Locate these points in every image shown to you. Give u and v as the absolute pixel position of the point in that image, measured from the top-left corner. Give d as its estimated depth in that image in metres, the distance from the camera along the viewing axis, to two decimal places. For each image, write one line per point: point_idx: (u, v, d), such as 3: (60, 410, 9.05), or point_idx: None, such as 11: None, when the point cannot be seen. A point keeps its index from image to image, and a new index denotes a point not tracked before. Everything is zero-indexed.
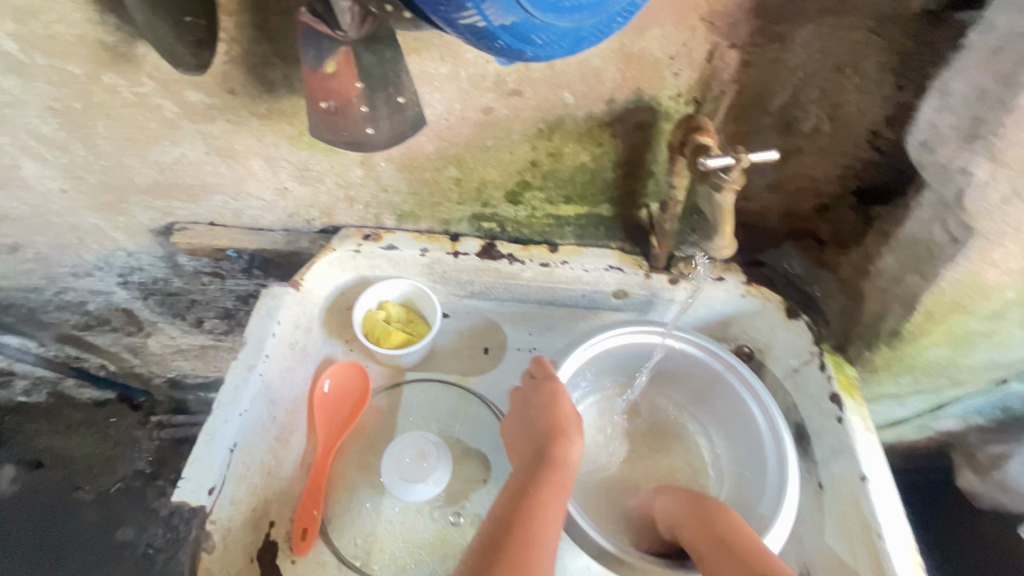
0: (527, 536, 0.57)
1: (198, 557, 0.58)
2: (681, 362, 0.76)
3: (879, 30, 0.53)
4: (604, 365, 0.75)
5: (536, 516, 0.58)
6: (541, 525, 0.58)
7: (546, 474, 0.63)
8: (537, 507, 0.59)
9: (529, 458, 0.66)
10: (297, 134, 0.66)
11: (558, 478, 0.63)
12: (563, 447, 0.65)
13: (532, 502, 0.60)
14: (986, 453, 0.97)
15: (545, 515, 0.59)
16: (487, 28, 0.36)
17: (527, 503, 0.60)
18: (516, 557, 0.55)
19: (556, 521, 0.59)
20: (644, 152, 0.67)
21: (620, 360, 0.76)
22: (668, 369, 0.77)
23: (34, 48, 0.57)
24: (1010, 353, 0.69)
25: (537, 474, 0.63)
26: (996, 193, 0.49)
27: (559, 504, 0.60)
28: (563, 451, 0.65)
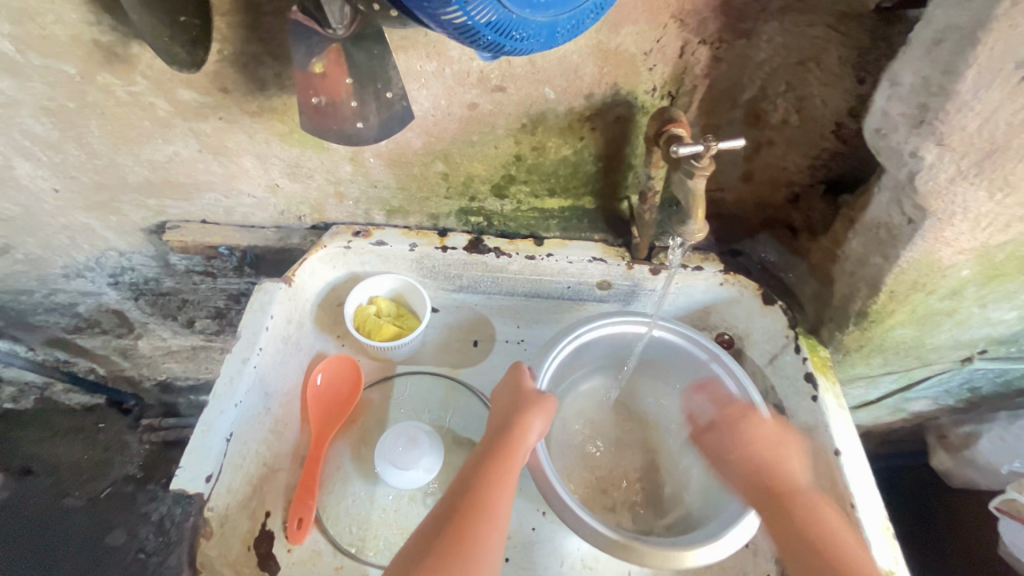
0: (470, 510, 0.59)
1: (197, 541, 0.59)
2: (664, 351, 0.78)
3: (837, 26, 0.57)
4: (589, 353, 0.77)
5: (484, 496, 0.59)
6: (485, 500, 0.60)
7: (503, 453, 0.63)
8: (485, 487, 0.60)
9: (491, 437, 0.66)
10: (288, 131, 0.68)
11: (514, 457, 0.63)
12: (523, 425, 0.64)
13: (483, 483, 0.61)
14: (957, 433, 1.02)
15: (495, 493, 0.60)
16: (471, 25, 0.39)
17: (477, 484, 0.61)
18: (456, 528, 0.57)
19: (501, 500, 0.60)
20: (623, 145, 0.70)
21: (604, 348, 0.78)
22: (651, 358, 0.80)
23: (28, 48, 0.59)
24: (971, 331, 0.73)
25: (494, 454, 0.63)
26: (944, 174, 0.52)
27: (506, 485, 0.61)
28: (523, 428, 0.64)
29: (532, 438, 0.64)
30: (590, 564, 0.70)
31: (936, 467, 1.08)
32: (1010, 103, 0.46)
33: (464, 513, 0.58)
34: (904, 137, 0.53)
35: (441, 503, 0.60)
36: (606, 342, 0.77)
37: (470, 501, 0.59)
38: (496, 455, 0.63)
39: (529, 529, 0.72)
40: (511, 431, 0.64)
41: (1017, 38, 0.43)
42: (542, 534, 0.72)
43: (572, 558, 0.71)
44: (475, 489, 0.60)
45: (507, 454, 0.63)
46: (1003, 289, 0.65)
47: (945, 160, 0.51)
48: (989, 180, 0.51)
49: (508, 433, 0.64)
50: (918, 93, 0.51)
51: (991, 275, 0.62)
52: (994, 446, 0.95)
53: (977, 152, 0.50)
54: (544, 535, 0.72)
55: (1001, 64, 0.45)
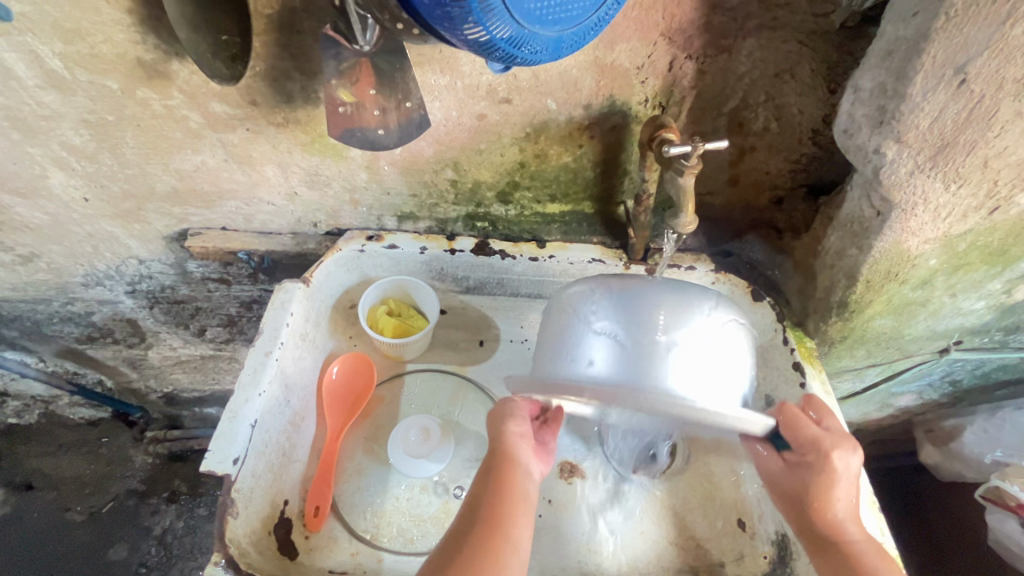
0: (492, 538, 0.59)
1: (225, 520, 0.63)
2: (632, 351, 0.61)
3: (807, 42, 0.63)
4: (558, 340, 0.69)
5: (500, 519, 0.60)
6: (506, 529, 0.60)
7: (501, 473, 0.63)
8: (494, 510, 0.61)
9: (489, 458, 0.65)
10: (310, 141, 0.74)
11: (514, 472, 0.63)
12: (519, 446, 0.65)
13: (489, 511, 0.61)
14: (942, 427, 1.07)
15: (513, 519, 0.61)
16: (490, 40, 0.45)
17: (485, 514, 0.60)
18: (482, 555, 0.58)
19: (521, 524, 0.61)
20: (618, 152, 0.77)
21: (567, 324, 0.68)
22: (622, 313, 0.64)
23: (77, 65, 0.64)
24: (945, 321, 0.79)
25: (493, 480, 0.63)
26: (903, 168, 0.58)
27: (518, 509, 0.62)
28: (512, 443, 0.64)
29: (524, 451, 0.65)
30: (594, 548, 0.74)
31: (924, 461, 1.12)
32: (954, 104, 0.53)
33: (478, 549, 0.58)
34: (868, 136, 0.60)
35: (451, 542, 0.59)
36: (565, 354, 0.66)
37: (483, 541, 0.59)
38: (497, 479, 0.63)
39: (535, 515, 0.76)
40: (505, 449, 0.64)
41: (955, 49, 0.50)
42: (549, 520, 0.75)
43: (578, 543, 0.74)
44: (485, 522, 0.60)
45: (511, 478, 0.63)
46: (970, 279, 0.71)
47: (904, 155, 0.58)
48: (943, 172, 0.57)
49: (502, 455, 0.64)
50: (876, 97, 0.57)
51: (957, 264, 0.69)
52: (978, 437, 1.00)
53: (930, 147, 0.56)
54: (550, 522, 0.75)
55: (943, 70, 0.51)
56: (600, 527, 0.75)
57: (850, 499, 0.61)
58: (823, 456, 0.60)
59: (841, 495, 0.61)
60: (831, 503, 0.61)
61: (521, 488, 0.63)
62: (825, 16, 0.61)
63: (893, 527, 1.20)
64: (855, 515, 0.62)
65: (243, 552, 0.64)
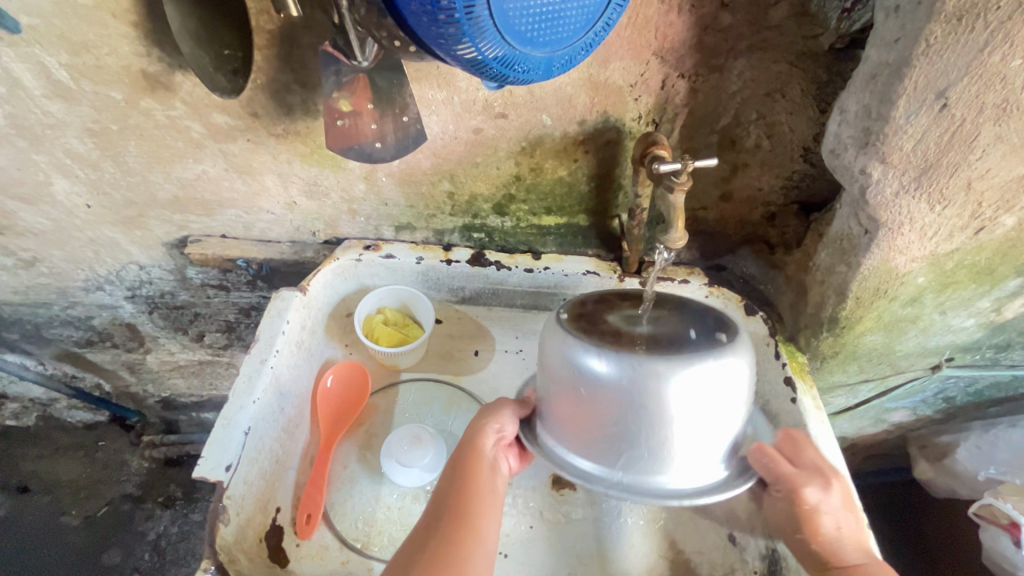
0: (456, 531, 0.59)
1: (216, 527, 0.63)
2: (634, 440, 0.55)
3: (797, 63, 0.65)
4: (555, 410, 0.59)
5: (464, 513, 0.61)
6: (472, 521, 0.60)
7: (467, 466, 0.64)
8: (460, 503, 0.62)
9: (456, 454, 0.66)
10: (309, 152, 0.75)
11: (479, 465, 0.64)
12: (485, 442, 0.65)
13: (455, 504, 0.62)
14: (937, 443, 1.07)
15: (480, 514, 0.61)
16: (480, 59, 0.46)
17: (450, 508, 0.61)
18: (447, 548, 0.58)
19: (489, 518, 0.61)
20: (612, 166, 0.78)
21: (564, 398, 0.58)
22: (628, 401, 0.54)
23: (82, 76, 0.66)
24: (936, 338, 0.80)
25: (459, 474, 0.64)
26: (889, 188, 0.59)
27: (486, 502, 0.62)
28: (477, 437, 0.65)
29: (490, 446, 0.65)
30: (585, 560, 0.74)
31: (919, 477, 1.12)
32: (936, 127, 0.54)
33: (442, 542, 0.58)
34: (854, 156, 0.61)
35: (419, 534, 0.60)
36: (568, 433, 0.59)
37: (448, 533, 0.59)
38: (463, 473, 0.63)
39: (526, 527, 0.76)
40: (470, 445, 0.65)
41: (935, 74, 0.51)
42: (540, 531, 0.76)
43: (568, 555, 0.74)
44: (450, 516, 0.61)
45: (476, 475, 0.63)
46: (959, 297, 0.72)
47: (889, 176, 0.59)
48: (927, 194, 0.58)
49: (467, 450, 0.65)
50: (862, 118, 0.58)
51: (945, 282, 0.69)
52: (972, 454, 1.00)
53: (913, 168, 0.57)
54: (541, 534, 0.75)
55: (925, 94, 0.53)
56: (591, 539, 0.75)
57: (841, 523, 0.62)
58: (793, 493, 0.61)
59: (830, 522, 0.62)
60: (815, 531, 0.62)
61: (487, 481, 0.64)
62: (814, 38, 0.62)
63: (889, 543, 1.19)
64: (850, 537, 0.62)
65: (233, 559, 0.64)
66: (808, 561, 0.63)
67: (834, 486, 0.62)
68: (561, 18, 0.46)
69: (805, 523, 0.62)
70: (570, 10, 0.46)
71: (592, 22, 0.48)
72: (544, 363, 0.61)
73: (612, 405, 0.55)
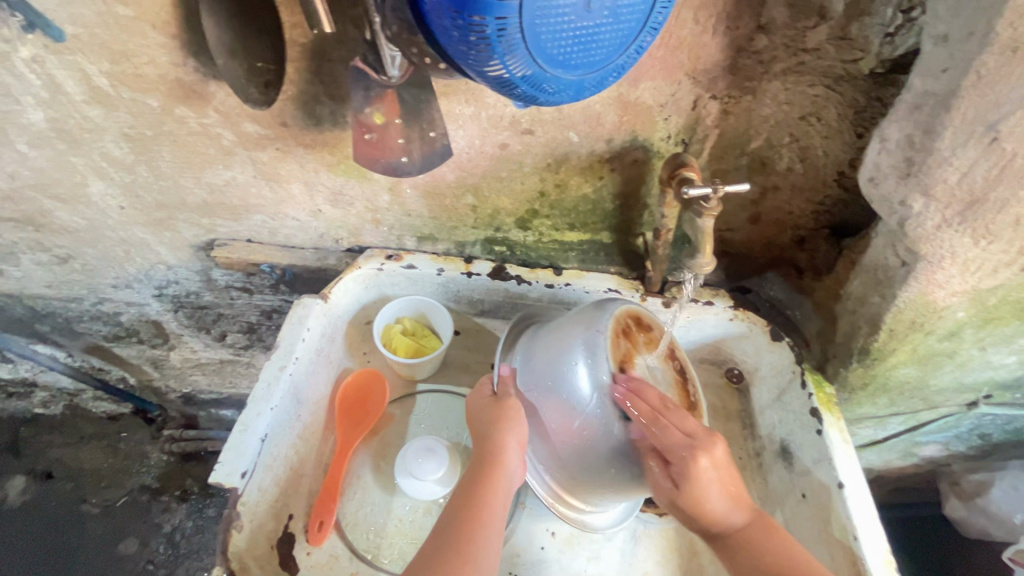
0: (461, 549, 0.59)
1: (229, 534, 0.64)
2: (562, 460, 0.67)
3: (835, 87, 0.63)
4: (561, 446, 0.67)
5: (467, 536, 0.60)
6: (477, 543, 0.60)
7: (484, 482, 0.64)
8: (461, 528, 0.60)
9: (472, 464, 0.66)
10: (335, 162, 0.76)
11: (498, 478, 0.64)
12: (503, 461, 0.65)
13: (464, 517, 0.62)
14: (969, 481, 1.03)
15: (483, 537, 0.60)
16: (509, 78, 0.46)
17: (459, 521, 0.61)
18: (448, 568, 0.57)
19: (494, 541, 0.61)
20: (639, 185, 0.76)
21: (582, 447, 0.66)
22: (591, 442, 0.65)
23: (122, 84, 0.67)
24: (973, 374, 0.77)
25: (473, 489, 0.63)
26: (930, 221, 0.57)
27: (495, 524, 0.62)
28: (502, 447, 0.65)
29: (513, 458, 0.65)
30: None
31: (948, 514, 1.08)
32: (984, 161, 0.52)
33: (446, 555, 0.58)
34: (893, 186, 0.59)
35: (428, 541, 0.60)
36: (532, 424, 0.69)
37: (454, 537, 0.60)
38: (478, 482, 0.64)
39: (537, 548, 0.74)
40: (493, 455, 0.65)
41: (986, 106, 0.49)
42: (550, 554, 0.74)
43: None
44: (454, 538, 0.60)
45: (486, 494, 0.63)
46: (1000, 334, 0.69)
47: (931, 209, 0.57)
48: (971, 228, 0.56)
49: (488, 463, 0.65)
50: (903, 148, 0.57)
51: (987, 318, 0.67)
52: (1007, 495, 0.96)
53: (958, 203, 0.55)
54: (550, 557, 0.74)
55: (973, 126, 0.51)
56: (602, 565, 0.73)
57: (727, 491, 0.63)
58: (691, 453, 0.62)
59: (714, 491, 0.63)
60: (705, 493, 0.62)
61: (500, 503, 0.63)
62: (854, 62, 0.60)
63: None
64: (737, 506, 0.63)
65: (244, 567, 0.64)
66: (705, 533, 0.64)
67: (719, 448, 0.63)
68: (595, 40, 0.45)
69: (696, 488, 0.62)
70: (603, 33, 0.45)
71: (625, 45, 0.47)
72: (580, 403, 0.65)
73: (567, 427, 0.66)
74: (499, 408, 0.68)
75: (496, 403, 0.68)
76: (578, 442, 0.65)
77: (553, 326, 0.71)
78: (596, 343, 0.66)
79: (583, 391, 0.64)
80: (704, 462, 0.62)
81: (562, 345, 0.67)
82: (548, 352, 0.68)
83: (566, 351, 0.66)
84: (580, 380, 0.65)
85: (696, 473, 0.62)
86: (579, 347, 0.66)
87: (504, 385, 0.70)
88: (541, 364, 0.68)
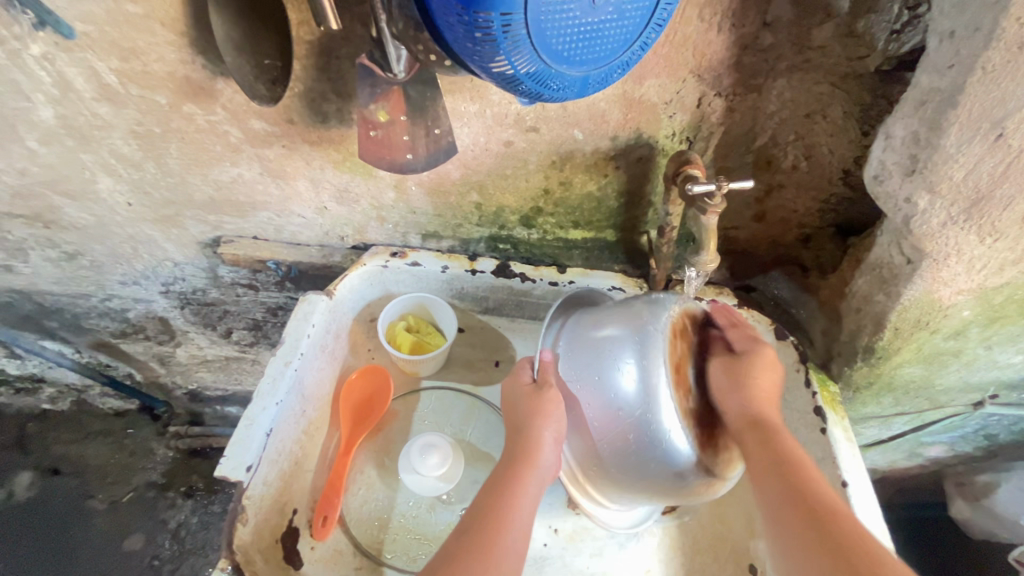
0: (485, 539, 0.59)
1: (233, 527, 0.64)
2: (598, 457, 0.65)
3: (841, 85, 0.63)
4: (598, 445, 0.64)
5: (491, 528, 0.60)
6: (502, 534, 0.60)
7: (514, 476, 0.64)
8: (487, 521, 0.60)
9: (506, 458, 0.67)
10: (341, 159, 0.76)
11: (529, 475, 0.64)
12: (535, 458, 0.65)
13: (492, 507, 0.62)
14: (975, 483, 1.03)
15: (508, 529, 0.60)
16: (514, 74, 0.46)
17: (487, 511, 0.61)
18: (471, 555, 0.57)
19: (518, 535, 0.60)
20: (643, 182, 0.77)
21: (621, 448, 0.62)
22: (631, 447, 0.61)
23: (130, 81, 0.68)
24: (979, 373, 0.77)
25: (504, 482, 0.64)
26: (935, 219, 0.57)
27: (522, 518, 0.62)
28: (537, 444, 0.65)
29: (545, 456, 0.65)
30: None
31: (953, 516, 1.07)
32: (990, 157, 0.52)
33: (475, 539, 0.59)
34: (899, 184, 0.59)
35: (459, 527, 0.61)
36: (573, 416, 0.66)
37: (481, 526, 0.60)
38: (511, 477, 0.64)
39: (540, 545, 0.74)
40: (527, 451, 0.65)
41: (992, 102, 0.49)
42: (553, 551, 0.74)
43: None
44: (480, 528, 0.60)
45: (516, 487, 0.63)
46: (1007, 333, 0.69)
47: (936, 206, 0.57)
48: (978, 225, 0.56)
49: (520, 458, 0.65)
50: (909, 145, 0.56)
51: (993, 316, 0.66)
52: (1014, 496, 0.95)
53: (964, 200, 0.55)
54: (554, 554, 0.74)
55: (980, 123, 0.50)
56: (605, 561, 0.74)
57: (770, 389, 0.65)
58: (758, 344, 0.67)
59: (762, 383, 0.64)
60: (758, 380, 0.64)
61: (530, 498, 0.64)
62: (860, 59, 0.60)
63: None
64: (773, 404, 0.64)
65: (249, 560, 0.65)
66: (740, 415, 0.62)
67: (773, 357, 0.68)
68: (600, 36, 0.46)
69: (751, 374, 0.64)
70: (608, 30, 0.45)
71: (630, 41, 0.47)
72: (624, 402, 0.61)
73: (607, 426, 0.63)
74: (538, 400, 0.67)
75: (534, 395, 0.68)
76: (617, 443, 0.62)
77: (599, 316, 0.68)
78: (650, 340, 0.62)
79: (629, 393, 0.61)
80: (767, 357, 0.66)
81: (609, 339, 0.64)
82: (594, 344, 0.65)
83: (615, 346, 0.63)
84: (626, 380, 0.61)
85: (760, 360, 0.65)
86: (629, 344, 0.62)
87: (546, 373, 0.69)
88: (585, 356, 0.65)
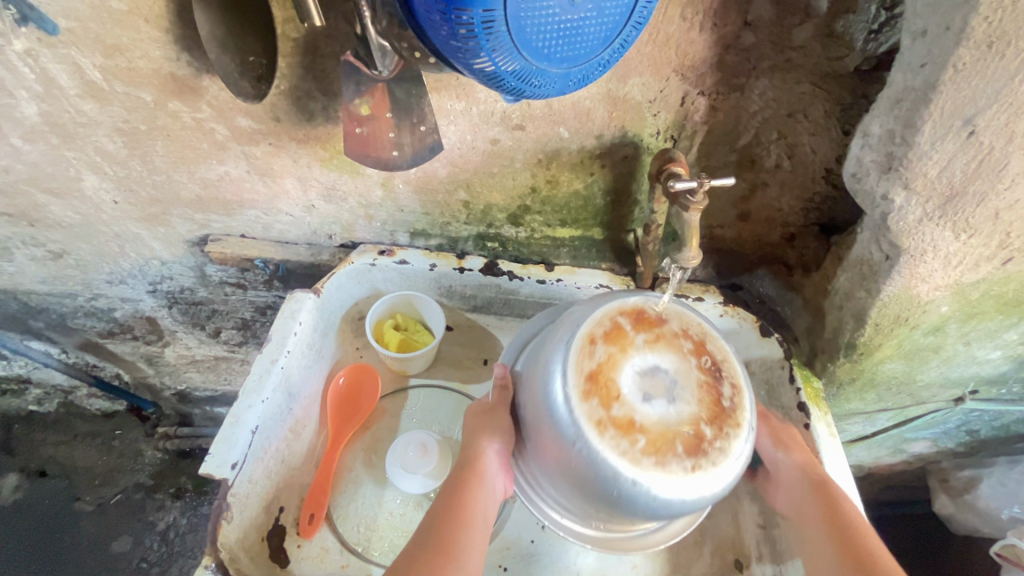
0: (441, 540, 0.60)
1: (219, 525, 0.64)
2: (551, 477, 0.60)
3: (821, 84, 0.64)
4: (545, 462, 0.60)
5: (448, 530, 0.60)
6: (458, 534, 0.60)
7: (467, 484, 0.63)
8: (443, 522, 0.61)
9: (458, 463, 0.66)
10: (328, 157, 0.76)
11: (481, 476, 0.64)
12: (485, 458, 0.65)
13: (448, 508, 0.62)
14: (958, 478, 1.04)
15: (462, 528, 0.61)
16: (496, 71, 0.46)
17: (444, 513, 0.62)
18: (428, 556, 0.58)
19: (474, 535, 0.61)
20: (629, 181, 0.77)
21: (558, 466, 0.57)
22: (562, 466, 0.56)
23: (115, 78, 0.68)
24: (958, 369, 0.78)
25: (457, 483, 0.64)
26: (912, 215, 0.58)
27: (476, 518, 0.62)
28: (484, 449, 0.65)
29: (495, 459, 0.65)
30: None
31: (937, 510, 1.09)
32: (963, 155, 0.53)
33: (431, 538, 0.60)
34: (876, 181, 0.60)
35: (414, 536, 0.61)
36: (524, 435, 0.63)
37: (440, 527, 0.61)
38: (466, 479, 0.64)
39: (527, 541, 0.75)
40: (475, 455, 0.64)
41: (962, 100, 0.50)
42: (540, 547, 0.74)
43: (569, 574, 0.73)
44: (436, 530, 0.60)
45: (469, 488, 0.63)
46: (984, 328, 0.70)
47: (912, 202, 0.58)
48: (952, 222, 0.57)
49: (468, 464, 0.64)
50: (885, 143, 0.58)
51: (970, 312, 0.68)
52: (996, 490, 0.97)
53: (939, 196, 0.56)
54: (541, 550, 0.74)
55: (952, 121, 0.52)
56: (592, 558, 0.74)
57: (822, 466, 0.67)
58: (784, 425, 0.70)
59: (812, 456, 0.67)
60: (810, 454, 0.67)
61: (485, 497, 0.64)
62: (839, 59, 0.61)
63: None
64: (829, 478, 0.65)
65: (234, 558, 0.65)
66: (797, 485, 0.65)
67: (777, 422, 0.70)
68: (579, 33, 0.46)
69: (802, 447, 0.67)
70: (588, 27, 0.46)
71: (610, 39, 0.48)
72: (544, 417, 0.57)
73: (542, 443, 0.59)
74: (488, 413, 0.67)
75: (486, 410, 0.68)
76: (553, 462, 0.57)
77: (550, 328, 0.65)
78: (561, 350, 0.57)
79: (548, 407, 0.56)
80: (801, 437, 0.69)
81: (540, 352, 0.61)
82: (533, 358, 0.63)
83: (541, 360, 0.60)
84: (545, 393, 0.57)
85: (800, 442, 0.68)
86: (547, 358, 0.59)
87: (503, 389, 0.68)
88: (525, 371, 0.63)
